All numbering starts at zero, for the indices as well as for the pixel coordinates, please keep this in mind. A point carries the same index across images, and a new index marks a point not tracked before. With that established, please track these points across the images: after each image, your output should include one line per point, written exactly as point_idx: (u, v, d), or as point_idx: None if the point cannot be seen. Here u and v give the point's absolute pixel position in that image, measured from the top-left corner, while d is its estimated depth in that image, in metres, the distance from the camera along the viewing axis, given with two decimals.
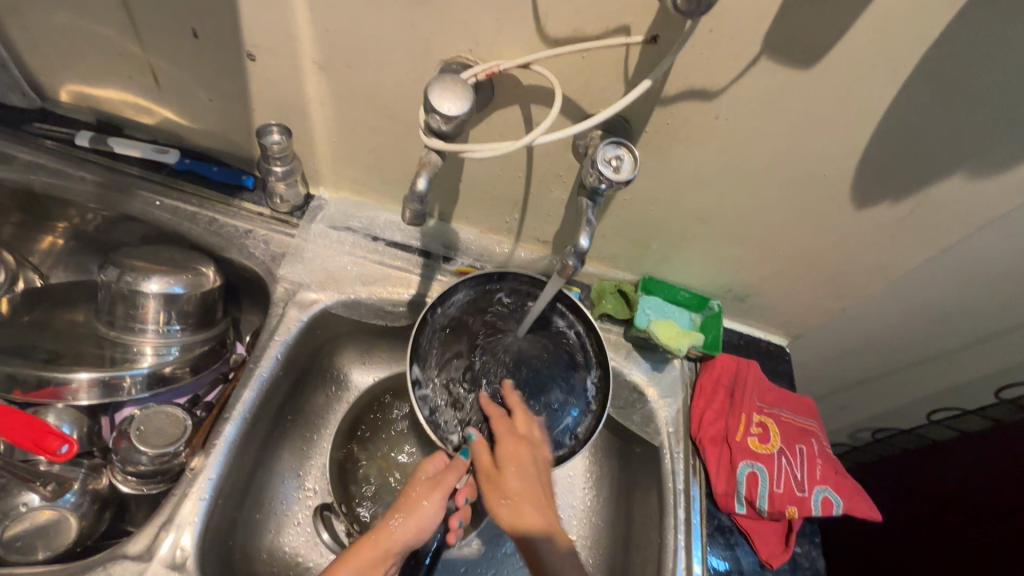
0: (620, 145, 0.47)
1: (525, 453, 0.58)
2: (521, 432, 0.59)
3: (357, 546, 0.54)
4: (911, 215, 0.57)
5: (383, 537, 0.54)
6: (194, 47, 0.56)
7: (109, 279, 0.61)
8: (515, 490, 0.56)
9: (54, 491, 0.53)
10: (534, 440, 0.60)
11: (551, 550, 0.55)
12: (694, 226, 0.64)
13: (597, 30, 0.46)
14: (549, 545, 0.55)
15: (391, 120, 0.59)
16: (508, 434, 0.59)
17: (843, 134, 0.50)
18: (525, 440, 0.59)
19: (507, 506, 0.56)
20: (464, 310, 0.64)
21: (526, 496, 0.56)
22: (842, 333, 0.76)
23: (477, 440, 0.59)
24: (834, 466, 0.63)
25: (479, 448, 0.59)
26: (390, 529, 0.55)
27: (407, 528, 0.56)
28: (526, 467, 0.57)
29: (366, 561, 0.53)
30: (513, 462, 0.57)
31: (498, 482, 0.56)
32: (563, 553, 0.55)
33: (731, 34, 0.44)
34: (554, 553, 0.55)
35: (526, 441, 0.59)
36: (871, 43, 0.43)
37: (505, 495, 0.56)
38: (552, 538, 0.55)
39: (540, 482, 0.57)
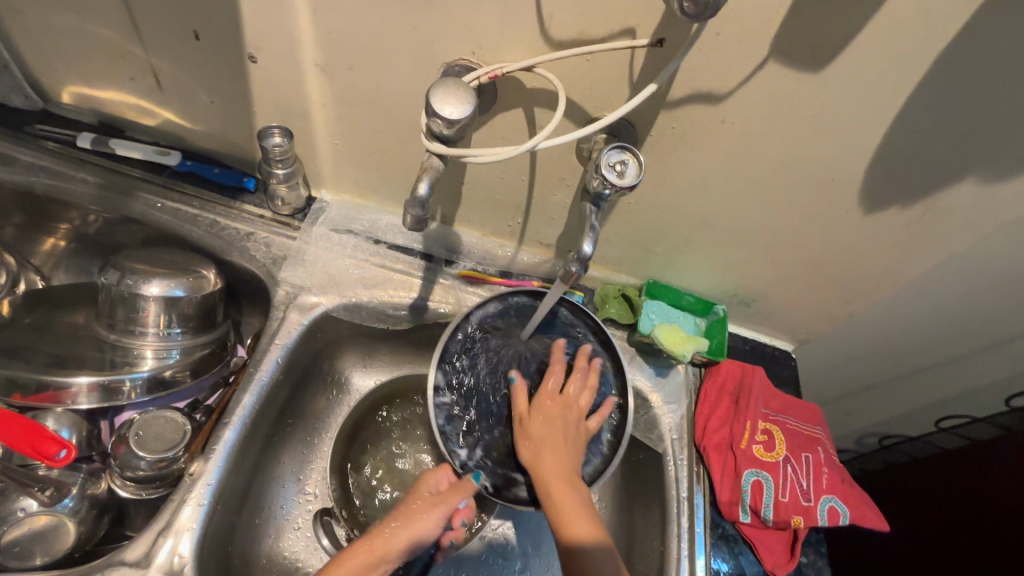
0: (624, 150, 0.47)
1: (560, 406, 0.59)
2: (562, 389, 0.60)
3: (350, 549, 0.53)
4: (920, 220, 0.56)
5: (378, 542, 0.54)
6: (195, 49, 0.56)
7: (109, 282, 0.60)
8: (539, 433, 0.58)
9: (52, 496, 0.53)
10: (575, 402, 0.60)
11: (560, 498, 0.55)
12: (699, 230, 0.63)
13: (602, 33, 0.45)
14: (561, 494, 0.55)
15: (393, 123, 0.59)
16: (549, 387, 0.60)
17: (852, 139, 0.50)
18: (565, 397, 0.60)
19: (530, 446, 0.58)
20: (493, 323, 0.64)
21: (549, 443, 0.57)
22: (850, 339, 0.75)
23: (516, 385, 0.61)
24: (841, 474, 0.62)
25: (517, 390, 0.61)
26: (384, 534, 0.55)
27: (401, 536, 0.55)
28: (558, 418, 0.58)
29: (358, 564, 0.52)
30: (546, 410, 0.59)
31: (524, 424, 0.59)
32: (571, 507, 0.54)
33: (738, 37, 0.43)
34: (564, 506, 0.54)
35: (565, 400, 0.60)
36: (881, 46, 0.42)
37: (529, 437, 0.58)
38: (566, 489, 0.55)
39: (568, 436, 0.58)
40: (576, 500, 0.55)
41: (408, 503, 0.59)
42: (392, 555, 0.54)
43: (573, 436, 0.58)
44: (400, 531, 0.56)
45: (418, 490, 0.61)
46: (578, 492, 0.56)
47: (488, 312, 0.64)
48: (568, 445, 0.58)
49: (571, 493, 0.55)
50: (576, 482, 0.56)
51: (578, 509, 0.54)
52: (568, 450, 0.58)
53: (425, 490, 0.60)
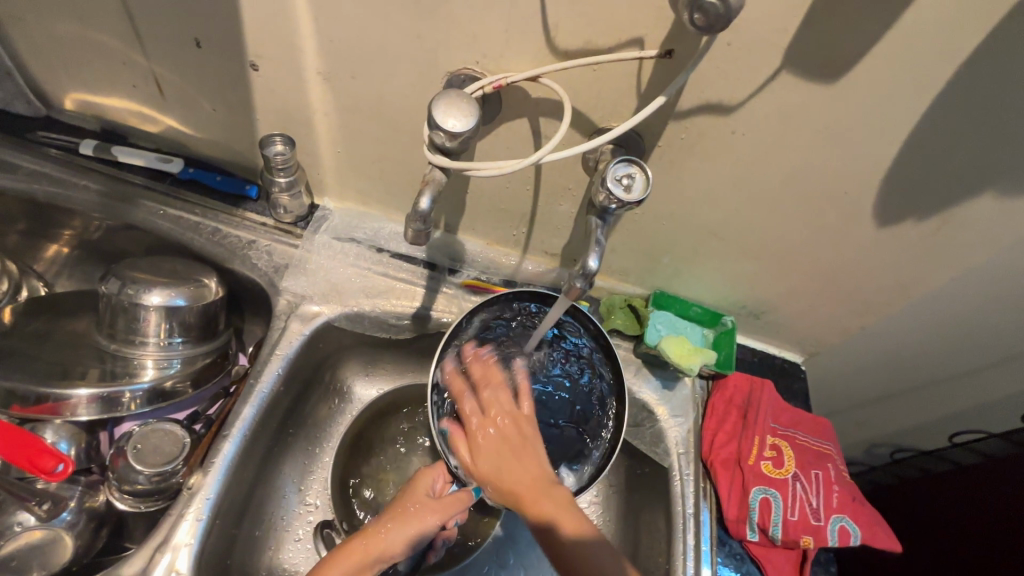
0: (632, 163, 0.46)
1: (498, 421, 0.57)
2: (489, 405, 0.58)
3: (345, 549, 0.52)
4: (936, 235, 0.54)
5: (372, 542, 0.52)
6: (197, 57, 0.55)
7: (110, 291, 0.60)
8: (491, 464, 0.55)
9: (49, 511, 0.52)
10: (505, 416, 0.57)
11: (539, 510, 0.51)
12: (707, 242, 0.62)
13: (609, 43, 0.44)
14: (537, 504, 0.52)
15: (395, 131, 0.58)
16: (476, 412, 0.57)
17: (866, 151, 0.48)
18: (494, 413, 0.57)
19: (491, 479, 0.54)
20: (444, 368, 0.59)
21: (503, 462, 0.55)
22: (862, 353, 0.73)
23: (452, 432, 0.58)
24: (851, 493, 0.61)
25: (454, 438, 0.57)
26: (380, 532, 0.53)
27: (397, 537, 0.53)
28: (501, 434, 0.56)
29: (351, 565, 0.50)
30: (489, 430, 0.57)
31: (476, 461, 0.55)
32: (554, 511, 0.51)
33: (749, 48, 0.42)
34: (546, 513, 0.51)
35: (497, 418, 0.57)
36: (899, 58, 0.41)
37: (485, 470, 0.55)
38: (539, 497, 0.52)
39: (518, 445, 0.56)
40: (553, 503, 0.52)
41: (404, 503, 0.56)
42: (387, 557, 0.52)
43: (524, 442, 0.56)
44: (395, 532, 0.54)
45: (413, 489, 0.58)
46: (553, 494, 0.52)
47: (473, 341, 0.61)
48: (524, 454, 0.55)
49: (546, 498, 0.52)
50: (546, 484, 0.53)
51: (559, 509, 0.51)
52: (524, 458, 0.55)
53: (421, 490, 0.57)
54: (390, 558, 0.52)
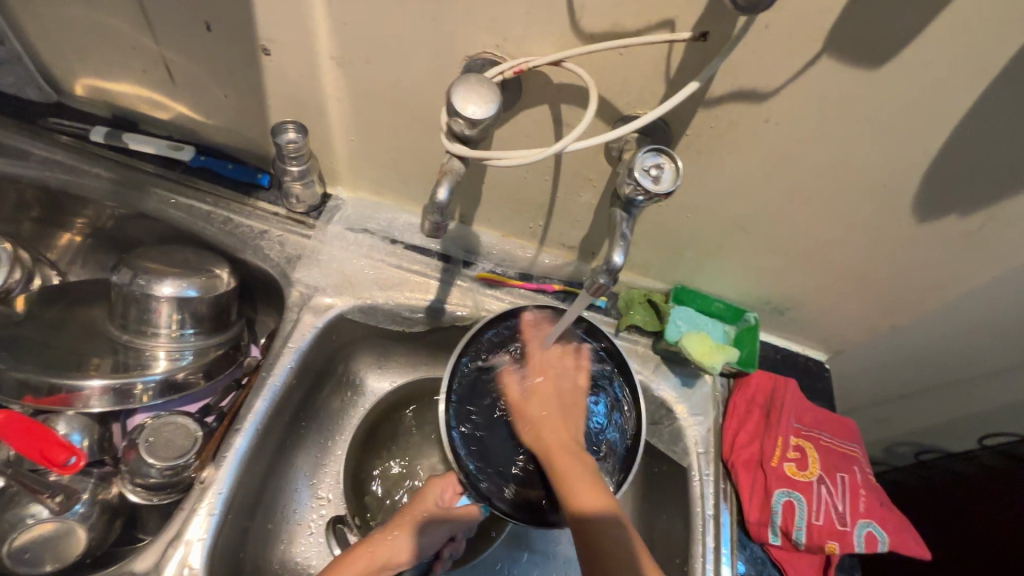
0: (661, 153, 0.43)
1: (556, 379, 0.56)
2: (551, 358, 0.57)
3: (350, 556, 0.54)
4: (978, 230, 0.51)
5: (377, 552, 0.54)
6: (208, 40, 0.53)
7: (122, 281, 0.59)
8: (537, 412, 0.54)
9: (62, 504, 0.52)
10: (567, 368, 0.57)
11: (567, 471, 0.50)
12: (733, 236, 0.59)
13: (638, 25, 0.41)
14: (567, 467, 0.51)
15: (410, 119, 0.56)
16: (540, 359, 0.57)
17: (908, 142, 0.45)
18: (556, 367, 0.57)
19: (530, 425, 0.54)
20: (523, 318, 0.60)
21: (547, 415, 0.54)
22: (892, 354, 0.70)
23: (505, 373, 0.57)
24: (878, 497, 0.58)
25: (505, 375, 0.57)
26: (387, 542, 0.55)
27: (402, 546, 0.55)
28: (555, 391, 0.56)
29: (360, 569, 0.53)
30: (540, 378, 0.56)
31: (520, 403, 0.55)
32: (577, 473, 0.50)
33: (789, 31, 0.40)
34: (575, 477, 0.50)
35: (556, 370, 0.57)
36: (951, 41, 0.38)
37: (529, 411, 0.54)
38: (572, 461, 0.51)
39: (566, 407, 0.55)
40: (583, 471, 0.51)
41: (412, 512, 0.57)
42: (392, 565, 0.54)
43: (572, 406, 0.55)
44: (400, 541, 0.55)
45: (422, 495, 0.58)
46: (585, 464, 0.51)
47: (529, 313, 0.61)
48: (570, 418, 0.54)
49: (578, 464, 0.51)
50: (580, 452, 0.52)
51: (587, 477, 0.50)
52: (564, 421, 0.54)
53: (431, 499, 0.58)
54: (396, 567, 0.55)
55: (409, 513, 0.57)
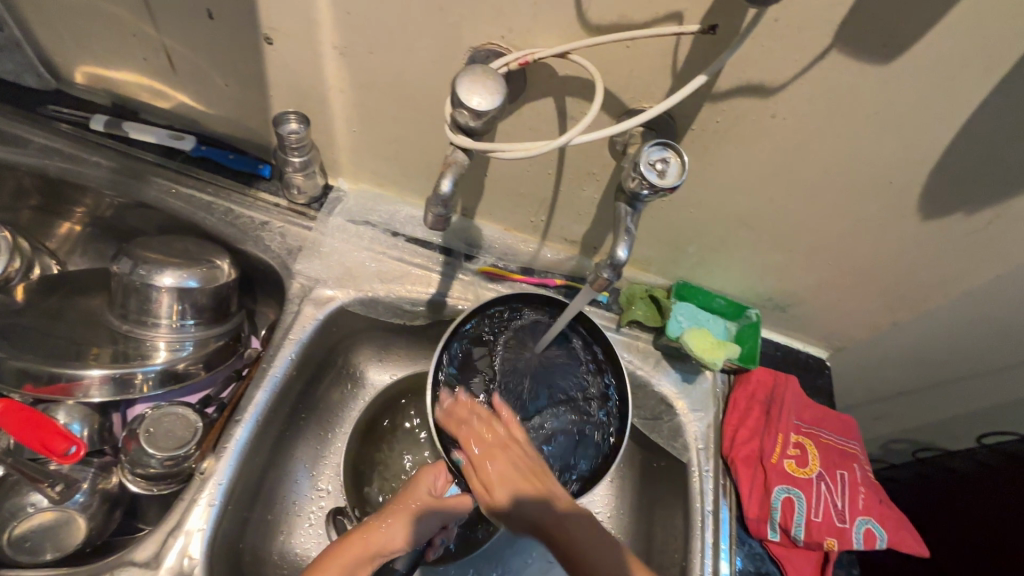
0: (667, 147, 0.43)
1: (508, 455, 0.53)
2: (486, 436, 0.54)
3: (342, 546, 0.51)
4: (984, 228, 0.51)
5: (372, 537, 0.51)
6: (209, 28, 0.53)
7: (122, 271, 0.59)
8: (514, 496, 0.50)
9: (62, 493, 0.52)
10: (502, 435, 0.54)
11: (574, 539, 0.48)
12: (737, 231, 0.59)
13: (645, 17, 0.41)
14: (570, 536, 0.48)
15: (413, 110, 0.55)
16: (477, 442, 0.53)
17: (916, 139, 0.45)
18: (496, 440, 0.54)
19: (517, 515, 0.49)
20: (442, 406, 0.55)
21: (524, 492, 0.50)
22: (893, 352, 0.70)
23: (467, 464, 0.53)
24: (878, 494, 0.59)
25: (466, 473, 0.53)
26: (381, 531, 0.52)
27: (399, 535, 0.53)
28: (514, 464, 0.52)
29: (352, 559, 0.50)
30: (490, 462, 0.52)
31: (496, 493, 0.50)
32: (581, 529, 0.49)
33: (799, 24, 0.39)
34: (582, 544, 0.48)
35: (498, 441, 0.54)
36: (963, 36, 0.38)
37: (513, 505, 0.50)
38: (572, 525, 0.49)
39: (532, 476, 0.51)
40: (587, 532, 0.49)
41: (407, 500, 0.55)
42: (386, 552, 0.52)
43: (536, 469, 0.52)
44: (396, 528, 0.53)
45: (416, 485, 0.56)
46: (583, 519, 0.50)
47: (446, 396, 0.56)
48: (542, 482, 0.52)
49: (579, 527, 0.49)
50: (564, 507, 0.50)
51: (592, 535, 0.49)
52: (543, 492, 0.50)
53: (424, 489, 0.56)
54: (390, 553, 0.52)
55: (407, 500, 0.55)
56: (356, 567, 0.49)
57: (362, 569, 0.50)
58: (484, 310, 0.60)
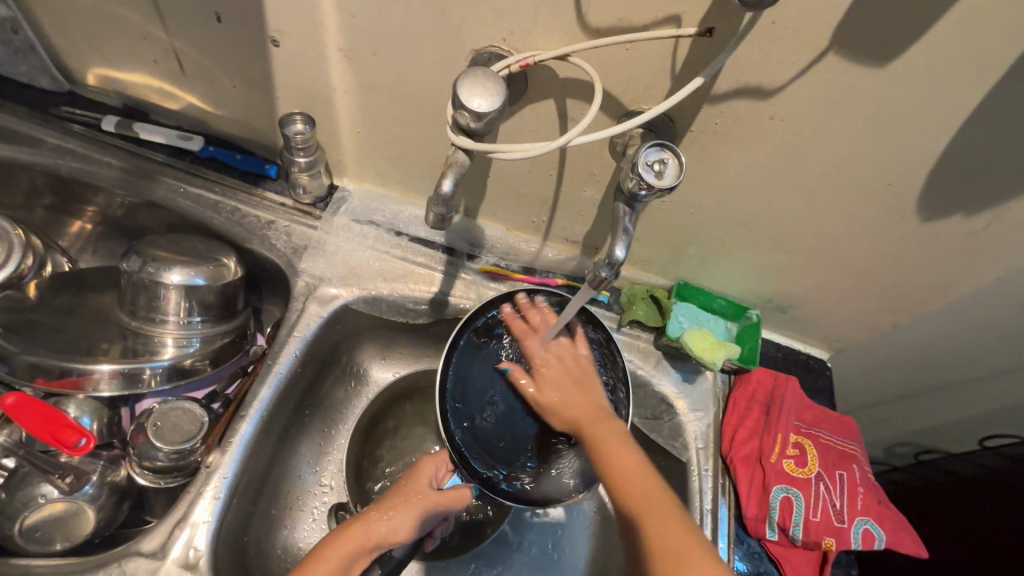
0: (664, 148, 0.44)
1: (562, 361, 0.58)
2: (547, 341, 0.59)
3: (341, 536, 0.51)
4: (984, 230, 0.51)
5: (371, 530, 0.52)
6: (218, 31, 0.54)
7: (131, 268, 0.60)
8: (558, 394, 0.56)
9: (72, 484, 0.53)
10: (562, 346, 0.59)
11: (596, 433, 0.52)
12: (737, 232, 0.59)
13: (643, 21, 0.42)
14: (596, 431, 0.52)
15: (416, 111, 0.56)
16: (536, 347, 0.58)
17: (914, 141, 0.45)
18: (557, 348, 0.59)
19: (556, 410, 0.56)
20: (516, 305, 0.59)
21: (568, 394, 0.56)
22: (895, 354, 0.70)
23: (518, 373, 0.58)
24: (877, 495, 0.59)
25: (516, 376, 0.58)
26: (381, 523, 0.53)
27: (399, 528, 0.53)
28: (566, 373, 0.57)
29: (351, 550, 0.51)
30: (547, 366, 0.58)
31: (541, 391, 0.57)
32: (610, 430, 0.52)
33: (796, 27, 0.40)
34: (605, 436, 0.51)
35: (556, 350, 0.59)
36: (959, 39, 0.38)
37: (554, 402, 0.56)
38: (601, 424, 0.53)
39: (579, 382, 0.57)
40: (613, 433, 0.52)
41: (409, 492, 0.56)
42: (387, 544, 0.53)
43: (585, 378, 0.57)
44: (399, 520, 0.53)
45: (417, 478, 0.57)
46: (612, 424, 0.53)
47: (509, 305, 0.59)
48: (586, 389, 0.56)
49: (605, 427, 0.52)
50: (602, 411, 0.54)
51: (614, 434, 0.52)
52: (586, 395, 0.56)
53: (425, 481, 0.57)
54: (389, 545, 0.53)
55: (409, 493, 0.55)
56: (354, 557, 0.51)
57: (359, 562, 0.51)
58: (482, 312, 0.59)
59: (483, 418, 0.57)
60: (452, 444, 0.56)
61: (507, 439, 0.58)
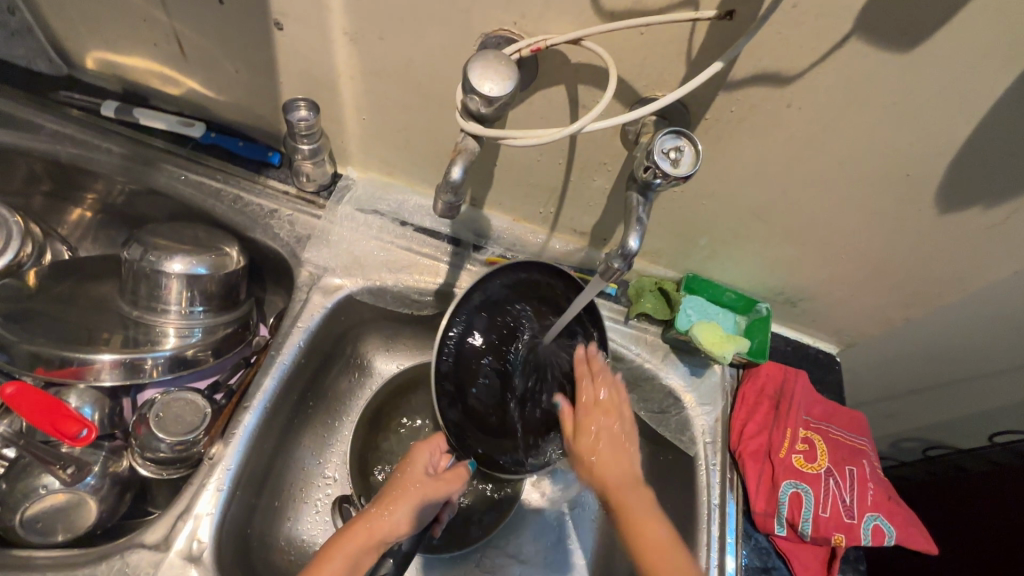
0: (680, 136, 0.42)
1: (606, 420, 0.54)
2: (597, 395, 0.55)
3: (345, 537, 0.51)
4: (1003, 222, 0.50)
5: (375, 526, 0.51)
6: (219, 14, 0.53)
7: (132, 257, 0.59)
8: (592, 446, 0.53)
9: (74, 475, 0.52)
10: (611, 406, 0.55)
11: (629, 510, 0.50)
12: (749, 224, 0.58)
13: (659, 4, 0.40)
14: (627, 506, 0.50)
15: (423, 97, 0.55)
16: (583, 398, 0.55)
17: (934, 130, 0.44)
18: (603, 404, 0.55)
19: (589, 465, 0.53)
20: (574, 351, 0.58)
21: (604, 454, 0.53)
22: (906, 349, 0.69)
23: (563, 408, 0.56)
24: (887, 491, 0.58)
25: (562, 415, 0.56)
26: (382, 519, 0.52)
27: (400, 521, 0.53)
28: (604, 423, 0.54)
29: (355, 548, 0.50)
30: (591, 424, 0.54)
31: (577, 437, 0.54)
32: (639, 505, 0.50)
33: (819, 10, 0.38)
34: (634, 510, 0.50)
35: (602, 407, 0.55)
36: (987, 25, 0.37)
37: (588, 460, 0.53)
38: (632, 497, 0.50)
39: (619, 445, 0.53)
40: (643, 506, 0.50)
41: (405, 484, 0.55)
42: (391, 539, 0.52)
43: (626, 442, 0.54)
44: (400, 514, 0.53)
45: (410, 469, 0.56)
46: (642, 499, 0.50)
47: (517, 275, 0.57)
48: (624, 454, 0.53)
49: (638, 499, 0.50)
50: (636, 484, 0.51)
51: (647, 513, 0.50)
52: (621, 461, 0.53)
53: (420, 471, 0.56)
54: (393, 539, 0.52)
55: (405, 485, 0.55)
56: (359, 556, 0.50)
57: (366, 559, 0.50)
58: (473, 292, 0.56)
59: (475, 397, 0.57)
60: (447, 424, 0.56)
61: (498, 416, 0.58)
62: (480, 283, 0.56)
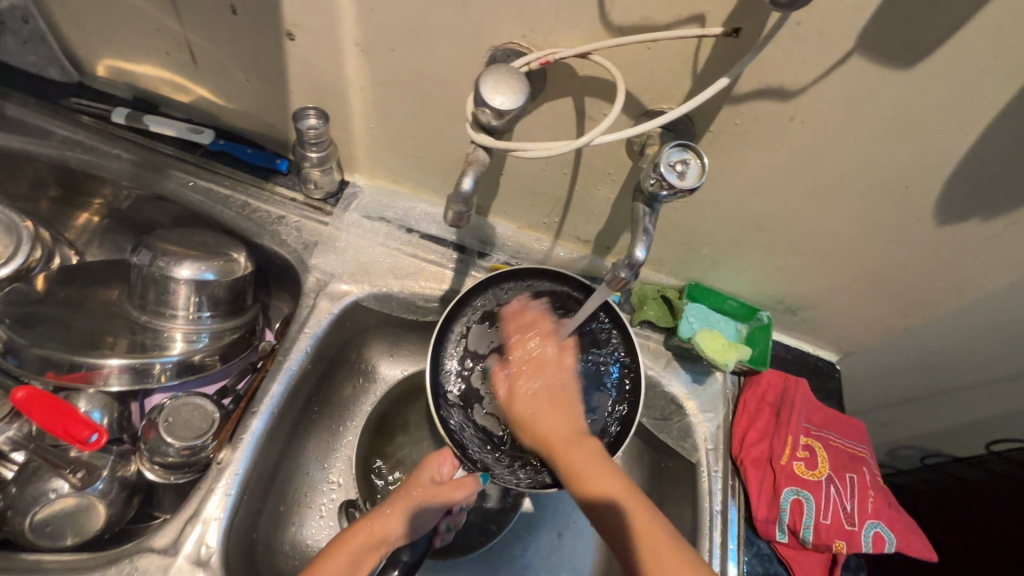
0: (686, 149, 0.43)
1: (542, 371, 0.55)
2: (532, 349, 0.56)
3: (346, 535, 0.52)
4: (1001, 234, 0.51)
5: (376, 526, 0.53)
6: (232, 24, 0.53)
7: (141, 263, 0.60)
8: (529, 412, 0.53)
9: (83, 479, 0.53)
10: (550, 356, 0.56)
11: (579, 465, 0.50)
12: (750, 234, 0.59)
13: (667, 19, 0.41)
14: (578, 463, 0.50)
15: (431, 107, 0.56)
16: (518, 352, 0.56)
17: (933, 145, 0.45)
18: (537, 358, 0.56)
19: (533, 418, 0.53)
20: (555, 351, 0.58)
21: (540, 407, 0.53)
22: (904, 357, 0.70)
23: (495, 370, 0.57)
24: (887, 498, 0.59)
25: (494, 375, 0.56)
26: (382, 518, 0.53)
27: (398, 522, 0.53)
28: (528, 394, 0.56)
29: (354, 549, 0.51)
30: (528, 374, 0.55)
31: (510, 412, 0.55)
32: (589, 465, 0.49)
33: (822, 28, 0.39)
34: (584, 471, 0.49)
35: (540, 361, 0.56)
36: (986, 43, 0.38)
37: (523, 435, 0.54)
38: (578, 452, 0.50)
39: (559, 399, 0.54)
40: (591, 457, 0.50)
41: (406, 489, 0.56)
42: (389, 539, 0.53)
43: (564, 393, 0.54)
44: (396, 517, 0.54)
45: (417, 476, 0.57)
46: (589, 450, 0.51)
47: (516, 284, 0.59)
48: (567, 407, 0.54)
49: (583, 455, 0.50)
50: (583, 440, 0.51)
51: (599, 464, 0.50)
52: (564, 412, 0.53)
53: (426, 477, 0.56)
54: (393, 540, 0.53)
55: (407, 489, 0.55)
56: (358, 557, 0.51)
57: (369, 556, 0.52)
58: (467, 303, 0.59)
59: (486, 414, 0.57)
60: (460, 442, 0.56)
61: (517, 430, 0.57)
62: (467, 297, 0.59)
